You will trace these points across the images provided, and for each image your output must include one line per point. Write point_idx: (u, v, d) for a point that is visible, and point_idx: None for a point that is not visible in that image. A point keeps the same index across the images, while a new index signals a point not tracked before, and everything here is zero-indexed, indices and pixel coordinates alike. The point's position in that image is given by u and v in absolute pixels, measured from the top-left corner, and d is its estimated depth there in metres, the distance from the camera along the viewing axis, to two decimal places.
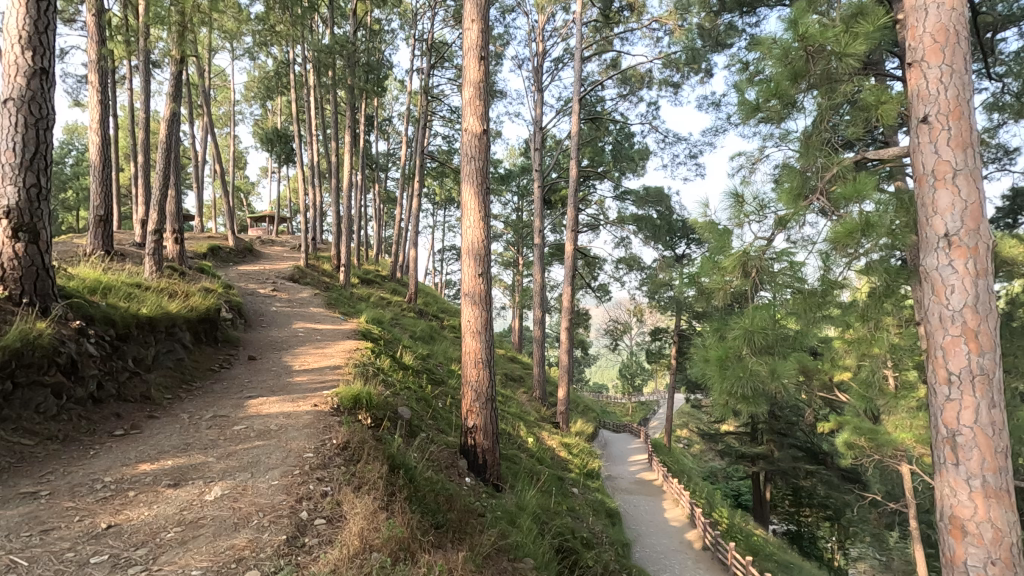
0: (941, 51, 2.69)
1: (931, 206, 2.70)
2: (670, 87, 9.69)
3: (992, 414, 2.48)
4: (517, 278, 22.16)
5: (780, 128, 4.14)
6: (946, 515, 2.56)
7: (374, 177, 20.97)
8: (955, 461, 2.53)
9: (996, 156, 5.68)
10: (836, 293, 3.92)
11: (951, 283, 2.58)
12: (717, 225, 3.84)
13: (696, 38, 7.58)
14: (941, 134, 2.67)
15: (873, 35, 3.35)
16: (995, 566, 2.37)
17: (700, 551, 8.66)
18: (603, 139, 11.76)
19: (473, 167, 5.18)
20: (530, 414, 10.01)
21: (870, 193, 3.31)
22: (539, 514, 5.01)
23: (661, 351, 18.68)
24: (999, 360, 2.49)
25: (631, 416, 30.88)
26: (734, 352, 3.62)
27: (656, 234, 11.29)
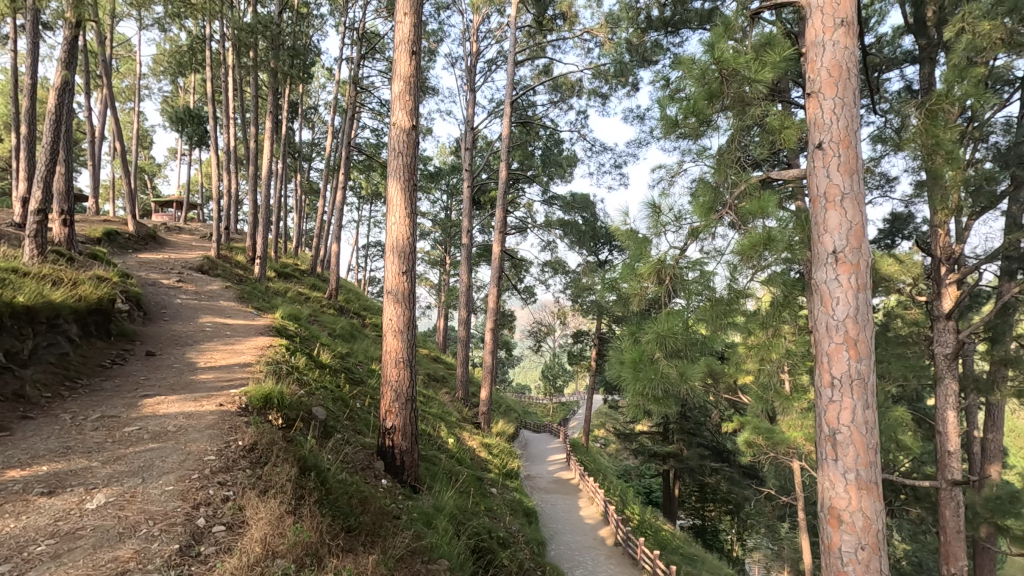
0: (835, 85, 2.97)
1: (823, 226, 2.96)
2: (599, 97, 9.97)
3: (866, 415, 2.74)
4: (444, 277, 22.00)
5: (697, 144, 4.35)
6: (826, 507, 2.80)
7: (296, 167, 20.04)
8: (835, 457, 2.78)
9: (879, 183, 6.33)
10: (741, 301, 4.20)
11: (836, 295, 2.84)
12: (637, 233, 3.98)
13: (625, 52, 7.87)
14: (832, 161, 2.94)
15: (779, 65, 3.66)
16: (864, 551, 2.63)
17: (612, 547, 8.96)
18: (534, 144, 11.95)
19: (401, 162, 5.07)
20: (452, 414, 9.95)
21: (772, 210, 3.59)
22: (456, 514, 4.99)
23: (582, 353, 19.20)
24: (873, 366, 2.77)
25: (553, 417, 31.43)
26: (648, 354, 3.78)
27: (580, 239, 11.60)
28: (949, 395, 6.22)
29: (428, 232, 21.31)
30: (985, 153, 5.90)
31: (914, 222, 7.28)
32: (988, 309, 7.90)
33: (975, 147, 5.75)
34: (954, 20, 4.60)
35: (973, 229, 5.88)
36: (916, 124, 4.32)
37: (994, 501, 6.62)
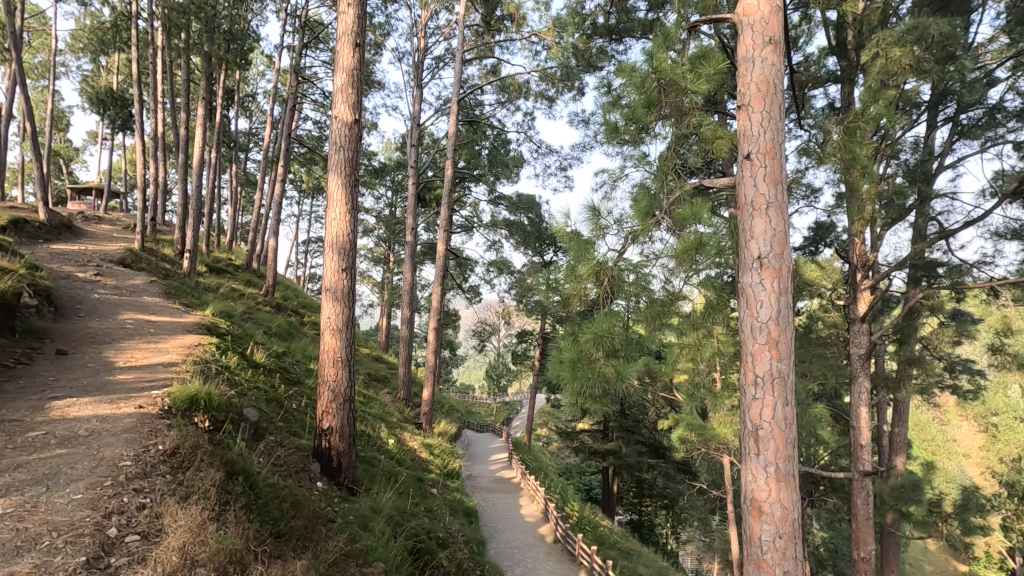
0: (763, 99, 3.14)
1: (749, 232, 3.12)
2: (546, 100, 10.07)
3: (785, 412, 2.91)
4: (388, 275, 21.61)
5: (638, 150, 4.49)
6: (748, 499, 2.94)
7: (231, 156, 19.11)
8: (757, 452, 2.93)
9: (804, 194, 6.75)
10: (677, 303, 4.36)
11: (761, 299, 3.01)
12: (579, 235, 4.02)
13: (570, 57, 8.03)
14: (759, 171, 3.10)
15: (714, 77, 3.83)
16: (782, 539, 2.78)
17: (551, 544, 9.09)
18: (480, 143, 11.92)
19: (341, 156, 4.94)
20: (393, 415, 9.79)
21: (704, 216, 3.75)
22: (394, 516, 4.91)
23: (526, 353, 19.32)
24: (792, 366, 2.94)
25: (496, 416, 31.51)
26: (586, 354, 3.85)
27: (525, 240, 11.71)
28: (861, 393, 6.69)
29: (371, 229, 20.85)
30: (896, 170, 6.39)
31: (835, 231, 7.79)
32: (897, 313, 8.56)
33: (887, 164, 6.23)
34: (869, 46, 4.97)
35: (884, 239, 6.36)
36: (835, 140, 4.64)
37: (899, 490, 7.21)
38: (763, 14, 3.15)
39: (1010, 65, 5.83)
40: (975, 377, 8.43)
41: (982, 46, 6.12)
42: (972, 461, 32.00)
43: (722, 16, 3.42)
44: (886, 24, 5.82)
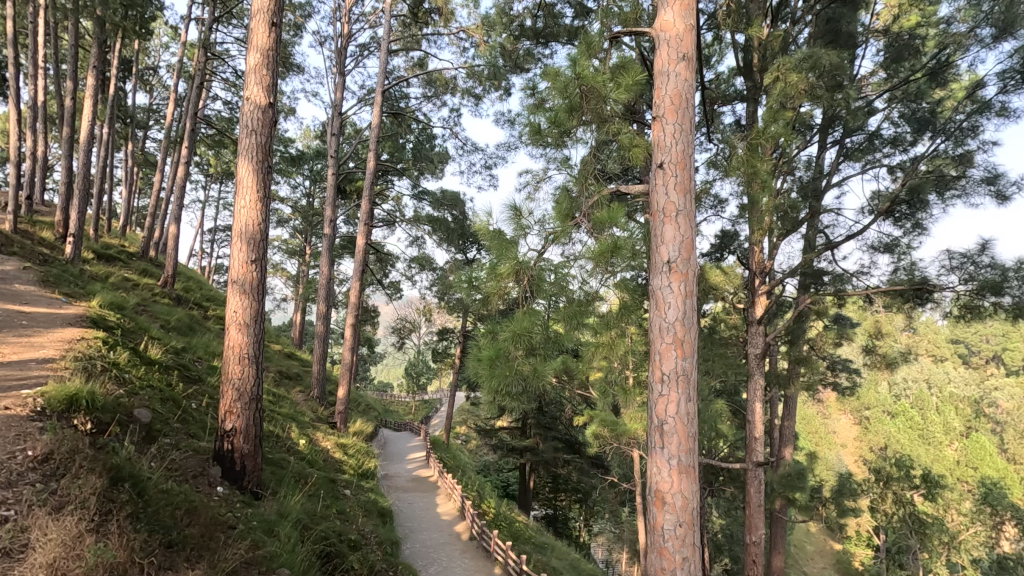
0: (676, 112, 3.32)
1: (660, 237, 3.28)
2: (472, 97, 10.02)
3: (687, 407, 3.10)
4: (303, 269, 20.62)
5: (560, 154, 4.59)
6: (653, 491, 3.10)
7: (126, 133, 17.46)
8: (662, 446, 3.09)
9: (712, 204, 7.20)
10: (593, 303, 4.51)
11: (669, 301, 3.17)
12: (501, 233, 4.04)
13: (498, 57, 8.07)
14: (670, 180, 3.28)
15: (633, 88, 3.99)
16: (682, 527, 2.95)
17: (467, 542, 9.09)
18: (404, 136, 11.66)
19: (253, 141, 4.66)
20: (305, 414, 9.38)
21: (620, 220, 3.91)
22: (302, 520, 4.70)
23: (447, 351, 19.16)
24: (695, 364, 3.14)
25: (414, 416, 30.97)
26: (504, 352, 3.89)
27: (449, 236, 11.62)
28: (757, 389, 7.23)
29: (286, 219, 19.83)
30: (792, 185, 6.96)
31: (738, 239, 8.37)
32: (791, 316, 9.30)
33: (784, 179, 6.78)
34: (771, 69, 5.38)
35: (779, 248, 6.92)
36: (740, 154, 5.00)
37: (787, 478, 7.90)
38: (678, 32, 3.34)
39: (887, 97, 6.54)
40: (852, 375, 9.38)
41: (865, 78, 6.82)
42: (848, 450, 35.66)
43: (641, 30, 3.58)
44: (786, 50, 6.33)
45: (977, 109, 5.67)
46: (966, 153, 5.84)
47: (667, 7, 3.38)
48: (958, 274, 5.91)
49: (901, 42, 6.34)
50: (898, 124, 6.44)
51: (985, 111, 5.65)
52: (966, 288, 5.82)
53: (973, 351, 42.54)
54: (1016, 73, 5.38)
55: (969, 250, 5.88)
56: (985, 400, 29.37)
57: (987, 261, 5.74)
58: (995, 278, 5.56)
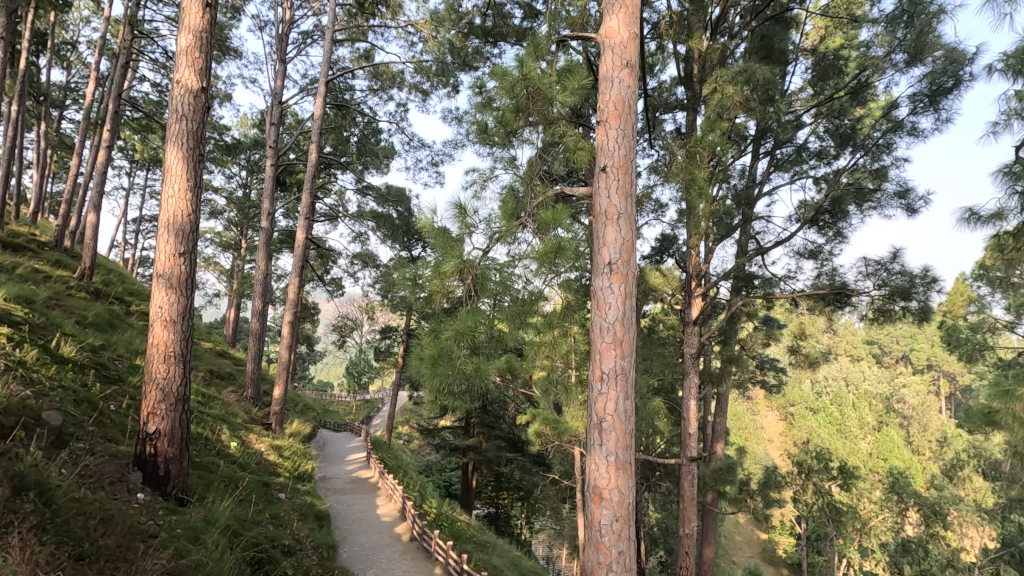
0: (619, 117, 3.40)
1: (602, 239, 3.36)
2: (420, 93, 9.87)
3: (625, 405, 3.18)
4: (237, 263, 19.69)
5: (507, 154, 4.60)
6: (591, 487, 3.16)
7: (39, 112, 16.08)
8: (600, 443, 3.16)
9: (653, 208, 7.43)
10: (537, 304, 4.55)
11: (609, 301, 3.25)
12: (445, 231, 4.00)
13: (446, 54, 7.98)
14: (613, 183, 3.36)
15: (578, 91, 4.06)
16: (618, 522, 3.03)
17: (407, 543, 8.96)
18: (348, 129, 11.34)
19: (184, 127, 4.40)
20: (237, 415, 8.96)
21: (565, 221, 3.96)
22: (231, 526, 4.48)
23: (389, 349, 18.81)
24: (633, 363, 3.23)
25: (355, 416, 30.23)
26: (446, 351, 3.86)
27: (393, 233, 11.43)
28: (691, 387, 7.52)
29: (219, 211, 18.87)
30: (727, 193, 7.29)
31: (677, 243, 8.68)
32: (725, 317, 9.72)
33: (720, 186, 7.08)
34: (710, 80, 5.62)
35: (715, 252, 7.23)
36: (679, 161, 5.20)
37: (718, 472, 8.28)
38: (623, 39, 3.43)
39: (813, 112, 6.97)
40: (778, 374, 9.93)
41: (794, 93, 7.24)
42: (775, 445, 37.72)
43: (587, 35, 3.65)
44: (724, 63, 6.62)
45: (891, 127, 6.15)
46: (882, 168, 6.31)
47: (612, 14, 3.47)
48: (873, 279, 6.38)
49: (827, 61, 6.78)
50: (823, 138, 6.87)
51: (898, 130, 6.14)
52: (880, 292, 6.30)
53: (885, 352, 45.96)
54: (925, 96, 5.87)
55: (882, 257, 6.37)
56: (895, 397, 31.81)
57: (897, 268, 6.24)
58: (904, 284, 6.05)
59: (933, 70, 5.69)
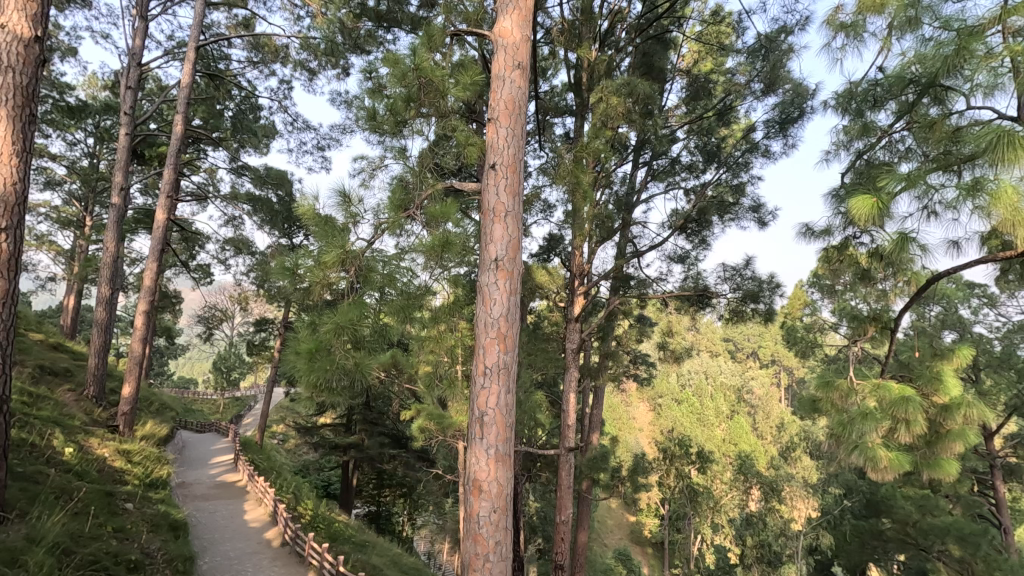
0: (509, 117, 3.46)
1: (489, 236, 3.40)
2: (306, 72, 9.29)
3: (507, 399, 3.26)
4: (80, 243, 17.18)
5: (397, 144, 4.49)
6: (470, 480, 3.19)
7: None
8: (481, 437, 3.20)
9: (541, 208, 7.65)
10: (421, 298, 4.51)
11: (494, 296, 3.30)
12: (327, 219, 3.80)
13: (336, 33, 7.61)
14: (501, 181, 3.41)
15: (471, 87, 4.07)
16: (496, 513, 3.10)
17: (278, 549, 8.42)
18: (222, 102, 10.37)
19: (8, 80, 3.74)
20: (74, 417, 7.82)
21: (453, 216, 3.96)
22: (62, 544, 3.91)
23: (264, 343, 17.53)
24: (515, 358, 3.31)
25: (222, 415, 27.84)
26: (324, 345, 3.66)
27: (272, 219, 10.67)
28: (572, 381, 7.85)
29: (57, 181, 16.32)
30: (610, 198, 7.72)
31: (563, 243, 9.04)
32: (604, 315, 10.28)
33: (603, 191, 7.47)
34: (597, 89, 5.91)
35: (597, 253, 7.61)
36: (566, 164, 5.42)
37: (593, 461, 8.77)
38: (515, 40, 3.48)
39: (686, 129, 7.59)
40: (649, 368, 10.73)
41: (671, 109, 7.85)
42: (644, 434, 40.85)
43: (481, 32, 3.67)
44: (610, 74, 6.99)
45: (749, 148, 6.89)
46: (740, 184, 7.05)
47: (505, 15, 3.51)
48: (730, 283, 7.13)
49: (699, 83, 7.43)
50: (693, 153, 7.50)
51: (754, 151, 6.89)
52: (734, 295, 7.06)
53: (738, 348, 51.54)
54: (776, 123, 6.65)
55: (737, 264, 7.13)
56: (745, 388, 35.79)
57: (749, 274, 7.03)
58: (754, 288, 6.85)
59: (783, 101, 6.47)
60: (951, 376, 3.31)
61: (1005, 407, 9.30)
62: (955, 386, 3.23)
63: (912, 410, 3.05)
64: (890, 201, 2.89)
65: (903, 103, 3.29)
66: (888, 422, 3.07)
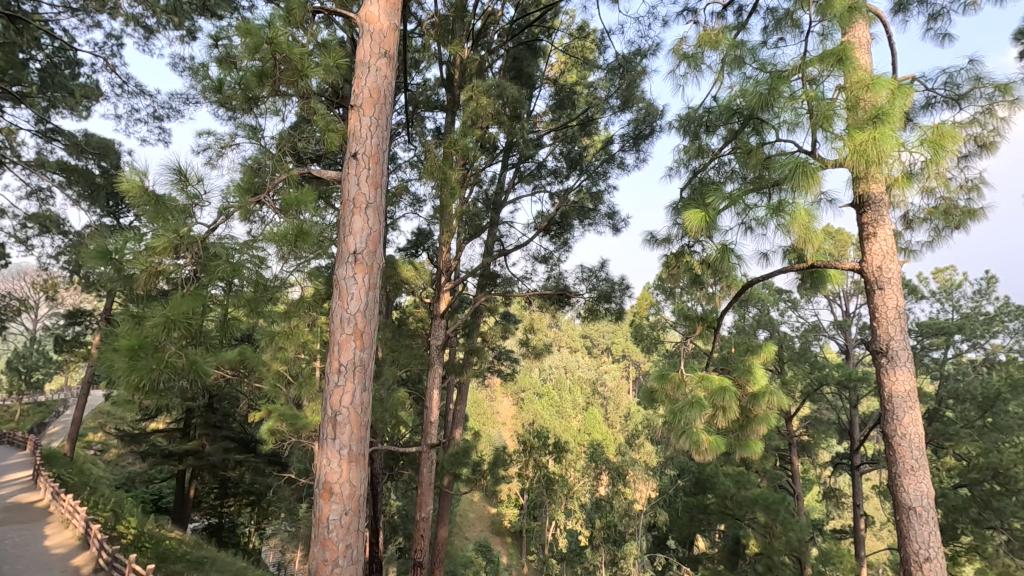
0: (373, 106, 3.35)
1: (347, 227, 3.25)
2: (141, 29, 8.12)
3: (361, 398, 3.15)
4: None
5: (252, 123, 4.16)
6: (320, 482, 3.03)
7: None
8: (333, 436, 3.06)
9: (409, 201, 7.52)
10: (276, 290, 4.21)
11: (351, 291, 3.17)
12: (159, 198, 3.36)
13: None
14: (363, 171, 3.28)
15: (332, 69, 3.86)
16: (347, 515, 2.98)
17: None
18: (27, 52, 8.66)
19: None
20: None
21: (310, 204, 3.72)
22: None
23: (80, 338, 15.04)
24: (373, 354, 3.22)
25: (19, 424, 23.45)
26: (151, 341, 3.22)
27: (92, 194, 9.18)
28: (436, 377, 7.79)
29: None
30: (479, 196, 7.83)
31: (431, 238, 8.98)
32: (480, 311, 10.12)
33: (472, 189, 7.56)
34: (467, 88, 5.94)
35: (464, 250, 7.65)
36: (435, 160, 5.47)
37: (455, 456, 8.80)
38: (382, 27, 3.39)
39: (551, 135, 7.92)
40: (512, 364, 11.08)
41: (539, 116, 8.17)
42: (507, 428, 42.19)
43: (346, 13, 3.50)
44: (481, 74, 7.09)
45: (607, 159, 7.39)
46: (598, 192, 7.56)
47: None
48: (586, 283, 7.62)
49: (565, 93, 7.86)
50: (558, 159, 7.87)
51: (611, 162, 7.42)
52: (590, 295, 7.56)
53: (594, 344, 55.12)
54: (630, 138, 7.23)
55: (594, 266, 7.65)
56: (599, 381, 38.49)
57: (604, 275, 7.58)
58: (607, 289, 7.42)
59: (637, 119, 7.08)
60: (759, 368, 3.86)
61: (801, 394, 11.08)
62: (762, 377, 3.78)
63: (728, 398, 3.52)
64: (716, 215, 3.30)
65: (730, 130, 3.75)
66: (710, 409, 3.52)
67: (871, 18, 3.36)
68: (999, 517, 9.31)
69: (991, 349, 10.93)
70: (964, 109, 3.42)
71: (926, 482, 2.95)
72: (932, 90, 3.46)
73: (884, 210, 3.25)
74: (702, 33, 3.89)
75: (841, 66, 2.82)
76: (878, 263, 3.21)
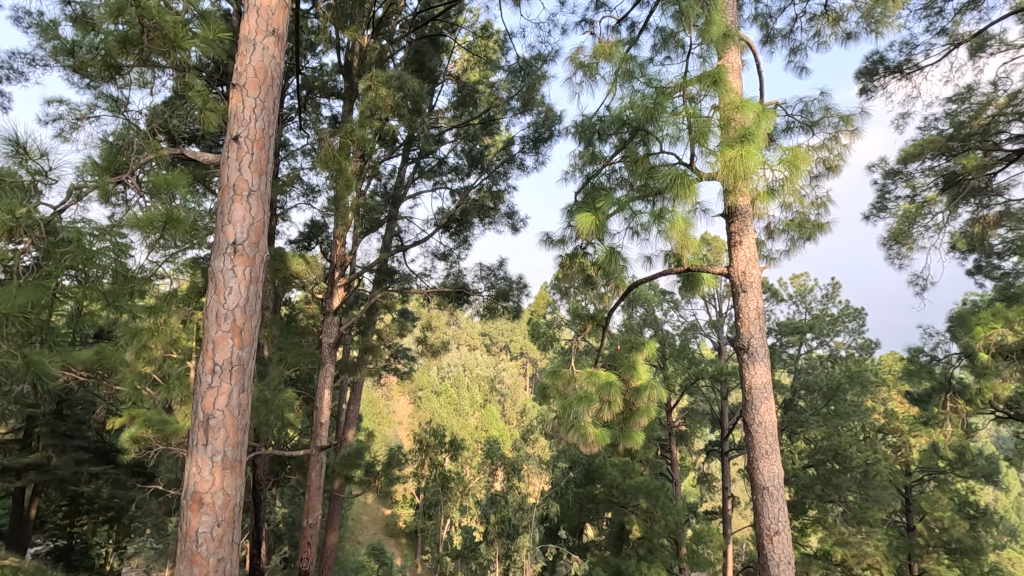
0: (258, 87, 3.12)
1: (226, 216, 3.01)
2: None
3: (239, 398, 2.93)
4: None
5: (115, 94, 3.72)
6: (188, 492, 2.77)
7: None
8: (205, 442, 2.82)
9: (302, 191, 7.13)
10: (142, 282, 3.79)
11: (229, 285, 2.94)
12: None
13: None
14: (246, 157, 3.05)
15: (213, 43, 3.54)
16: (219, 526, 2.76)
17: None
18: None
19: None
20: None
21: (183, 188, 3.38)
22: None
23: None
24: (253, 353, 3.02)
25: None
26: None
27: None
28: (328, 376, 7.43)
29: None
30: (377, 189, 7.60)
31: (325, 230, 8.58)
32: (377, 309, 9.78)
33: (369, 182, 7.32)
34: (366, 77, 5.74)
35: (360, 244, 7.37)
36: (330, 149, 5.21)
37: (346, 458, 8.43)
38: (270, 4, 3.16)
39: (453, 132, 7.89)
40: (409, 362, 10.89)
41: (441, 111, 8.09)
42: (403, 427, 41.51)
43: None
44: (382, 64, 6.90)
45: (507, 159, 7.52)
46: (499, 192, 7.66)
47: None
48: (485, 281, 7.69)
49: (467, 91, 7.86)
50: (459, 157, 7.85)
51: (512, 162, 7.57)
52: (488, 294, 7.64)
53: (493, 342, 55.72)
54: (530, 140, 7.39)
55: (492, 265, 7.74)
56: (497, 378, 39.02)
57: (502, 274, 7.69)
58: (505, 288, 7.55)
59: (537, 122, 7.28)
60: (641, 364, 4.12)
61: (680, 388, 12.00)
62: (645, 372, 4.05)
63: (613, 393, 3.73)
64: (604, 219, 3.48)
65: (620, 139, 3.96)
66: (597, 403, 3.71)
67: (742, 47, 3.71)
68: (838, 491, 10.85)
69: (835, 346, 12.51)
70: (816, 135, 3.88)
71: (777, 464, 3.32)
72: (791, 116, 3.89)
73: (748, 221, 3.61)
74: (597, 45, 4.07)
75: (716, 88, 3.11)
76: (742, 268, 3.57)
